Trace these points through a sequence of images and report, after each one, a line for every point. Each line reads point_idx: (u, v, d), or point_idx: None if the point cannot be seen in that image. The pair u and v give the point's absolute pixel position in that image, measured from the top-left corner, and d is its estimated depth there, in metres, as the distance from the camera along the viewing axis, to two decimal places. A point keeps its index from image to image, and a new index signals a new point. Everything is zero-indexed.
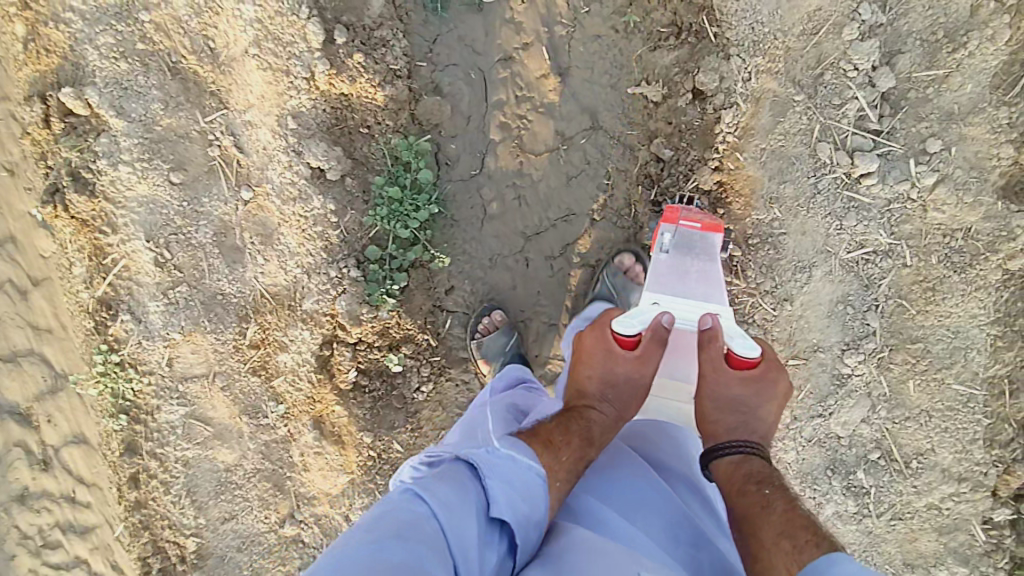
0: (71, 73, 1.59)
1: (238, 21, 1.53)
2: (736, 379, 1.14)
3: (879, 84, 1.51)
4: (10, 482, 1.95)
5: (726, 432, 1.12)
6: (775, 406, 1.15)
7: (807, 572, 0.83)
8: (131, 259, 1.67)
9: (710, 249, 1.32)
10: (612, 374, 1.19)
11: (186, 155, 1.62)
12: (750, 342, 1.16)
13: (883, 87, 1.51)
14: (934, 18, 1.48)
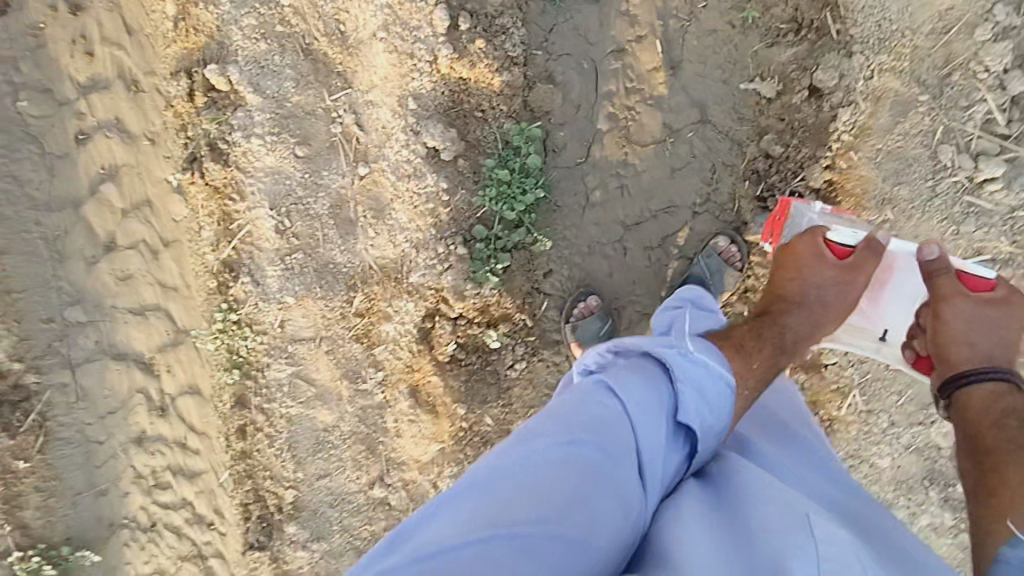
0: (216, 52, 1.72)
1: (370, 7, 1.63)
2: None
3: (1010, 87, 1.46)
4: (130, 424, 2.13)
5: None
6: None
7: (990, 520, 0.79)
8: (255, 225, 1.78)
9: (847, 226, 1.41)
10: None
11: (311, 131, 1.73)
12: None
13: (1014, 90, 1.46)
14: None
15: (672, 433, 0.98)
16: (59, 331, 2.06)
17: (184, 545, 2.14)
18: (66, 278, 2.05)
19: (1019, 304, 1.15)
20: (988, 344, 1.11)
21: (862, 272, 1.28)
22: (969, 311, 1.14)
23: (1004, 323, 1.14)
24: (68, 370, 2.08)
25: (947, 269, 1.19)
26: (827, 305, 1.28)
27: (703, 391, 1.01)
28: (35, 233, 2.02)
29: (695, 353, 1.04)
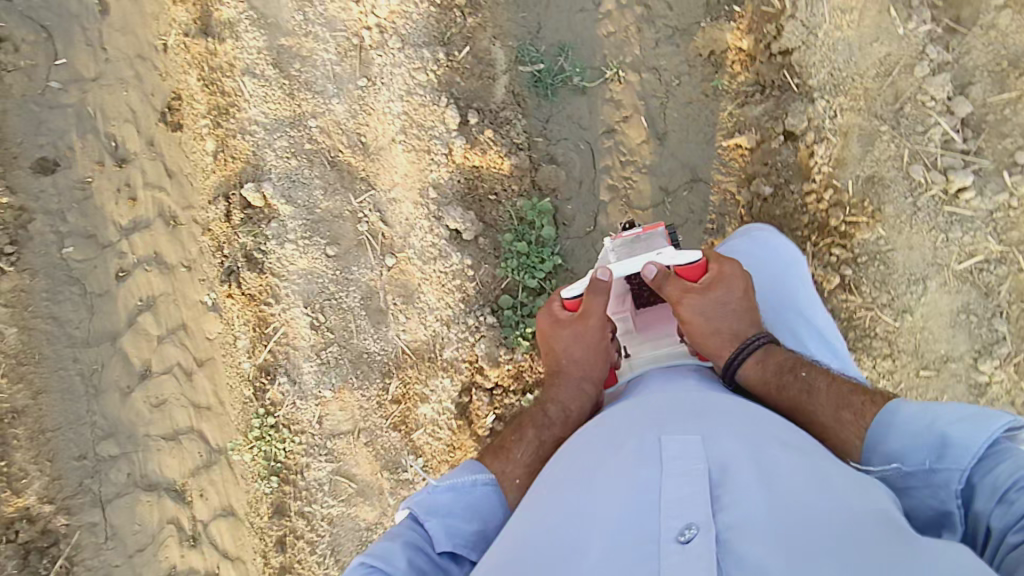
0: (253, 172, 1.90)
1: (388, 116, 1.85)
2: (701, 294, 1.25)
3: (957, 110, 1.67)
4: (160, 560, 2.03)
5: (730, 336, 1.25)
6: (740, 292, 1.28)
7: (879, 426, 1.04)
8: (291, 325, 1.86)
9: (656, 233, 1.37)
10: (569, 348, 1.31)
11: (340, 232, 1.87)
12: (686, 254, 1.27)
13: (961, 112, 1.66)
14: (996, 52, 1.67)
15: (440, 563, 1.03)
16: (89, 468, 2.04)
17: None
18: (99, 412, 2.07)
19: (729, 276, 1.28)
20: (732, 324, 1.25)
21: (592, 318, 1.29)
22: (699, 306, 1.24)
23: (728, 304, 1.26)
24: (97, 509, 2.03)
25: (668, 277, 1.26)
26: (579, 363, 1.30)
27: (455, 513, 1.07)
28: (73, 369, 2.08)
29: (438, 484, 1.09)
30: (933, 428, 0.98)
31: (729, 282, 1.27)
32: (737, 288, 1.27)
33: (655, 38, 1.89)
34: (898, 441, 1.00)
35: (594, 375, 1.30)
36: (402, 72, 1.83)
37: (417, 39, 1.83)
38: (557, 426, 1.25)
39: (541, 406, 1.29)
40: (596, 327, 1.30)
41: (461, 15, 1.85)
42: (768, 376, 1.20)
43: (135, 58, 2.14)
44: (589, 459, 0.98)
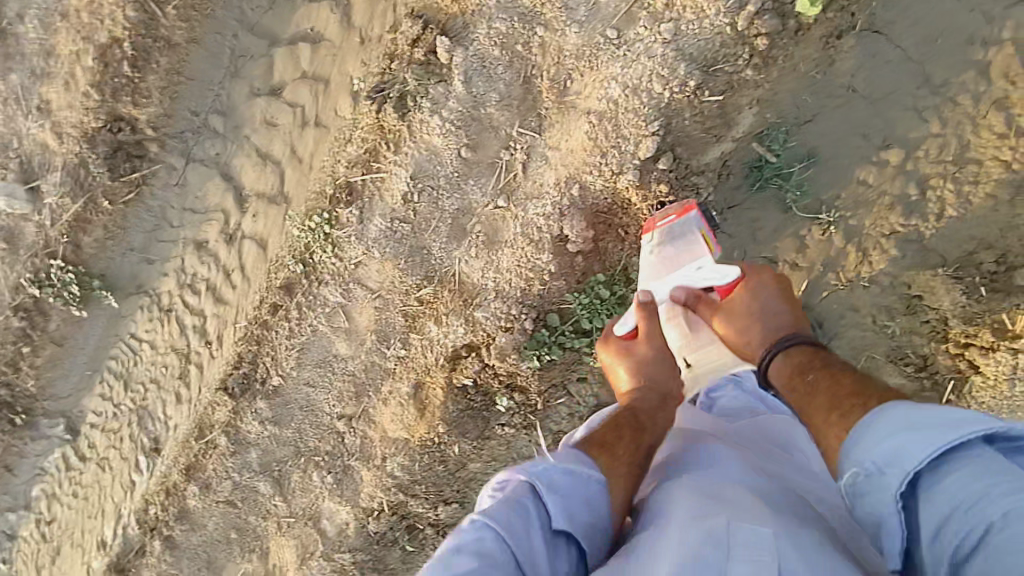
0: (458, 29, 1.78)
1: (602, 89, 1.66)
2: (733, 304, 1.47)
3: None
4: (200, 230, 2.34)
5: (761, 339, 1.41)
6: (770, 292, 1.46)
7: (862, 419, 1.03)
8: (390, 178, 1.92)
9: (690, 224, 1.56)
10: (639, 367, 1.43)
11: (484, 143, 1.81)
12: (715, 269, 1.51)
13: None
14: None
15: (554, 549, 0.98)
16: (194, 126, 2.26)
17: (180, 340, 2.41)
18: (226, 91, 2.23)
19: (752, 285, 1.47)
20: (761, 328, 1.42)
21: (653, 337, 1.46)
22: (730, 318, 1.47)
23: (761, 311, 1.44)
24: (182, 158, 2.29)
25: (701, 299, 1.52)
26: (655, 380, 1.42)
27: (571, 495, 1.03)
28: (228, 42, 2.19)
29: (557, 462, 1.06)
30: (897, 433, 0.94)
31: (757, 290, 1.47)
32: (766, 295, 1.45)
33: (897, 229, 1.61)
34: (864, 444, 0.97)
35: (671, 390, 1.42)
36: (646, 64, 1.60)
37: (686, 46, 1.56)
38: (648, 429, 1.30)
39: (633, 411, 1.33)
40: (660, 345, 1.46)
41: (747, 56, 1.56)
42: (785, 377, 1.31)
43: None
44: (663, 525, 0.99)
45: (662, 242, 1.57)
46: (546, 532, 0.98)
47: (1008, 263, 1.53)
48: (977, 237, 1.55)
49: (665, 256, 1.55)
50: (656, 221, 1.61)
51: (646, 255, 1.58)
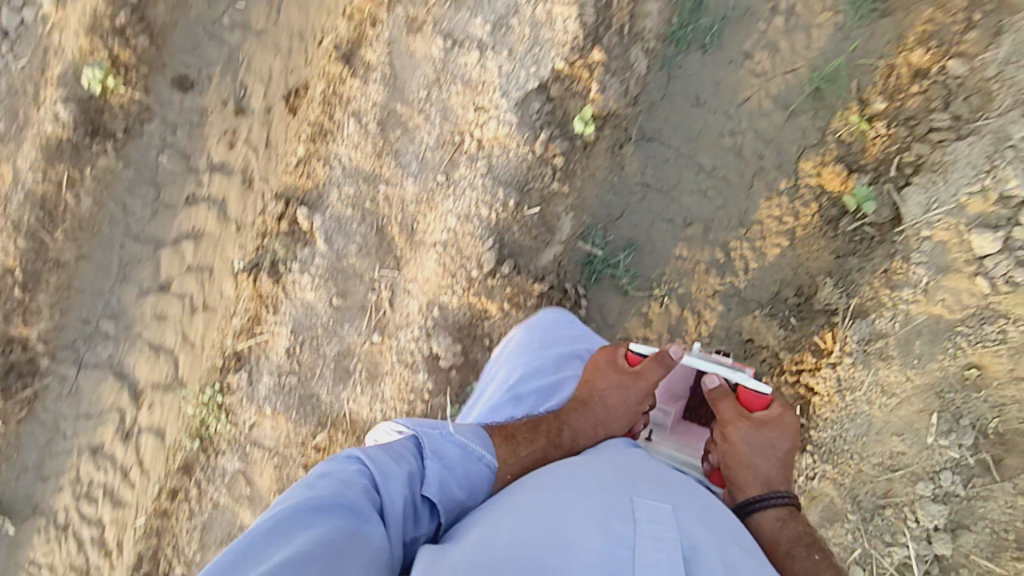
0: (314, 199, 2.05)
1: (442, 222, 1.93)
2: (753, 426, 1.37)
3: (935, 544, 1.66)
4: (96, 434, 2.36)
5: (760, 481, 1.33)
6: (787, 444, 1.38)
7: None
8: (273, 338, 2.05)
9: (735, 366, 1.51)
10: (606, 396, 1.46)
11: (352, 289, 2.02)
12: (760, 388, 1.41)
13: (937, 548, 1.65)
14: (1013, 519, 1.61)
15: (419, 508, 1.20)
16: (86, 333, 2.36)
17: (79, 557, 2.33)
18: (116, 296, 2.37)
19: (778, 425, 1.39)
20: (767, 468, 1.34)
21: (644, 378, 1.45)
22: (748, 434, 1.35)
23: (773, 452, 1.35)
24: (74, 367, 2.36)
25: (727, 395, 1.43)
26: (607, 409, 1.44)
27: (455, 469, 1.25)
28: (116, 253, 2.37)
29: (454, 436, 1.31)
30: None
31: (780, 430, 1.38)
32: (782, 442, 1.37)
33: (717, 288, 1.87)
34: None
35: (608, 421, 1.44)
36: (472, 195, 1.89)
37: (501, 174, 1.87)
38: (561, 445, 1.39)
39: (559, 423, 1.42)
40: (644, 390, 1.45)
41: (551, 173, 1.87)
42: (779, 536, 1.26)
43: (297, 33, 2.31)
44: (589, 475, 1.18)
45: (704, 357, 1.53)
46: (417, 488, 1.21)
47: (806, 293, 1.81)
48: (779, 280, 1.84)
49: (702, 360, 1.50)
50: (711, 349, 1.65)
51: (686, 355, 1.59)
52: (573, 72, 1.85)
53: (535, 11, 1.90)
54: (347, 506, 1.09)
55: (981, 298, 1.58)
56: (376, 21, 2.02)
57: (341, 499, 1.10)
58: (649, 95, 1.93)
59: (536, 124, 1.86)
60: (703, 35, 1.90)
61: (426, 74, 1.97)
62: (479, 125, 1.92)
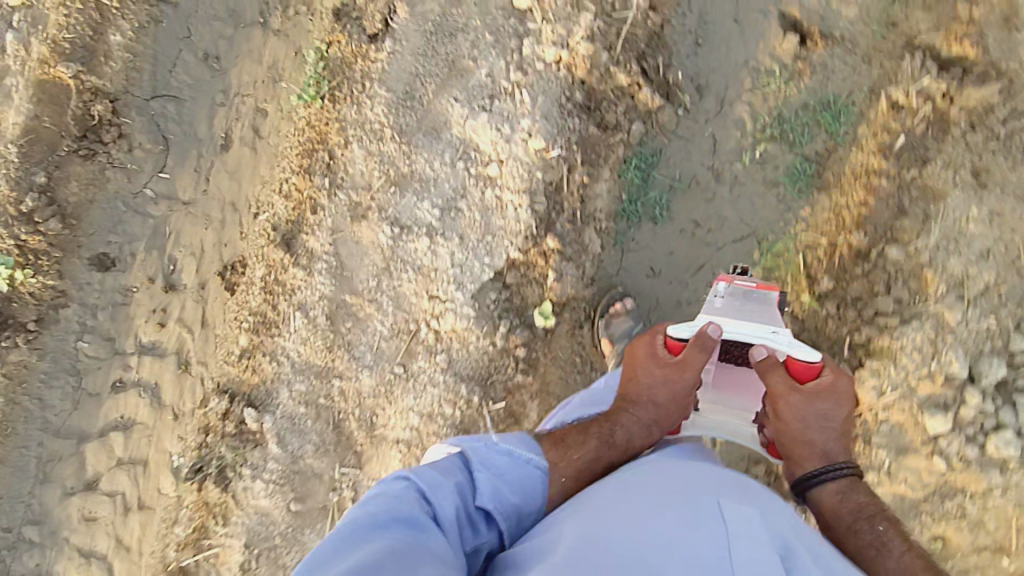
0: (262, 397, 1.93)
1: (403, 417, 1.86)
2: (807, 398, 1.37)
3: None
4: None
5: (816, 453, 1.38)
6: (844, 406, 1.39)
7: None
8: (224, 550, 1.90)
9: (767, 299, 1.49)
10: (653, 391, 1.45)
11: (311, 490, 1.90)
12: (808, 352, 1.36)
13: None
14: None
15: (474, 518, 1.21)
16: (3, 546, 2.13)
17: None
18: (37, 498, 2.14)
19: (835, 390, 1.38)
20: (826, 439, 1.39)
21: (690, 368, 1.41)
22: (800, 407, 1.37)
23: (831, 421, 1.38)
24: None
25: (776, 365, 1.38)
26: (657, 407, 1.45)
27: (505, 477, 1.29)
28: (33, 451, 2.15)
29: (499, 445, 1.34)
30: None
31: (835, 395, 1.38)
32: (840, 403, 1.39)
33: None
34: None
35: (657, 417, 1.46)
36: (434, 392, 1.83)
37: (462, 368, 1.83)
38: (616, 447, 1.42)
39: (612, 424, 1.44)
40: (690, 379, 1.42)
41: (514, 364, 1.84)
42: (842, 509, 1.34)
43: (229, 203, 2.18)
44: (663, 482, 1.19)
45: (730, 292, 1.50)
46: (470, 501, 1.23)
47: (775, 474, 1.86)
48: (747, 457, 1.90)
49: (734, 302, 1.48)
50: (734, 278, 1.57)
51: (715, 295, 1.50)
52: (529, 259, 1.84)
53: (486, 196, 1.87)
54: (407, 518, 1.08)
55: (940, 473, 1.67)
56: (317, 207, 1.94)
57: (400, 510, 1.10)
58: (605, 272, 1.92)
59: (495, 314, 1.83)
60: (653, 207, 1.92)
61: (374, 262, 1.89)
62: (437, 316, 1.86)
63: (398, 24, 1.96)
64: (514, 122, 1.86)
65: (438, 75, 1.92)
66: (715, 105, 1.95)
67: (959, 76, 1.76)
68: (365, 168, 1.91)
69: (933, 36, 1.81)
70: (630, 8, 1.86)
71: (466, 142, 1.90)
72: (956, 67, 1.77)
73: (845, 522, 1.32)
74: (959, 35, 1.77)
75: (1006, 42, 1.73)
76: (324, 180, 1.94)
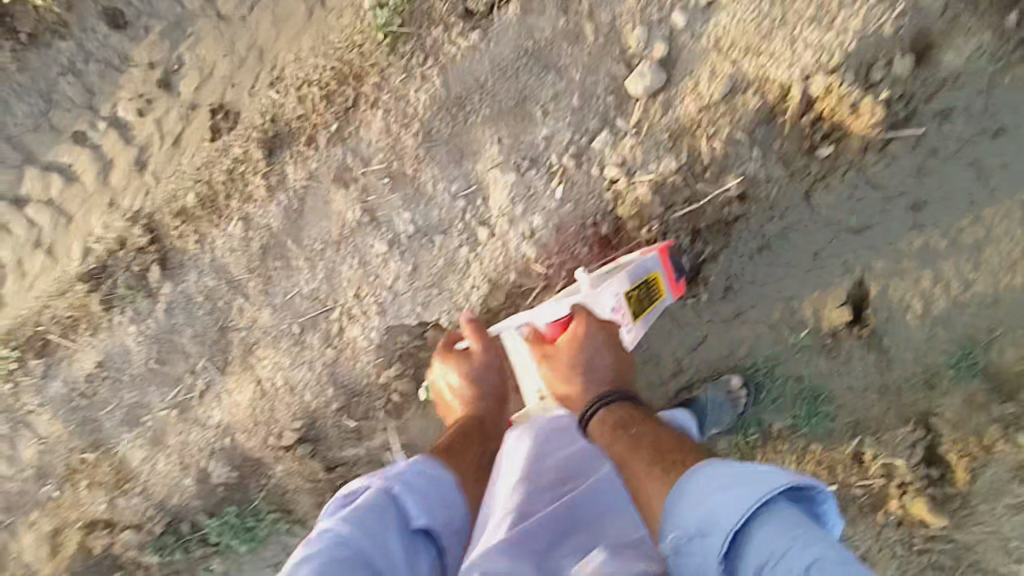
0: (176, 262, 1.95)
1: (275, 368, 1.89)
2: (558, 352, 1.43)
3: None
4: None
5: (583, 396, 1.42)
6: (601, 350, 1.42)
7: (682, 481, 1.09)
8: (81, 353, 2.03)
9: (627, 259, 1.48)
10: (467, 382, 1.54)
11: (173, 361, 1.98)
12: (560, 307, 1.45)
13: None
14: None
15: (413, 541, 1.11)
16: None
17: None
18: None
19: (582, 335, 1.41)
20: (586, 381, 1.42)
21: (480, 354, 1.55)
22: (557, 364, 1.43)
23: (590, 363, 1.41)
24: None
25: (541, 335, 1.48)
26: (486, 390, 1.54)
27: (428, 496, 1.17)
28: None
29: (411, 466, 1.21)
30: (712, 493, 1.01)
31: (582, 344, 1.41)
32: (596, 344, 1.41)
33: None
34: (683, 510, 1.04)
35: (495, 391, 1.55)
36: (307, 373, 1.87)
37: (340, 375, 1.85)
38: (493, 437, 1.49)
39: (470, 421, 1.49)
40: (487, 360, 1.56)
41: (383, 400, 1.86)
42: (605, 437, 1.33)
43: (257, 46, 1.98)
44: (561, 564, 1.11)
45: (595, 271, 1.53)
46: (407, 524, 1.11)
47: None
48: None
49: (583, 278, 1.51)
50: (625, 255, 1.57)
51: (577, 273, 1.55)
52: (454, 332, 1.78)
53: (459, 253, 1.74)
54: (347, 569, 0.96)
55: None
56: (313, 140, 1.79)
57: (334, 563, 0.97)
58: None
59: (395, 354, 1.82)
60: None
61: (331, 229, 1.81)
62: (349, 316, 1.83)
63: (499, 19, 1.64)
64: (529, 205, 1.67)
65: (500, 102, 1.67)
66: (727, 312, 1.69)
67: (931, 478, 1.60)
68: (375, 141, 1.74)
69: (944, 427, 1.59)
70: (719, 184, 1.58)
71: (480, 185, 1.71)
72: (937, 469, 1.60)
73: (608, 441, 1.31)
74: (967, 450, 1.58)
75: (1000, 484, 1.57)
76: (335, 122, 1.77)
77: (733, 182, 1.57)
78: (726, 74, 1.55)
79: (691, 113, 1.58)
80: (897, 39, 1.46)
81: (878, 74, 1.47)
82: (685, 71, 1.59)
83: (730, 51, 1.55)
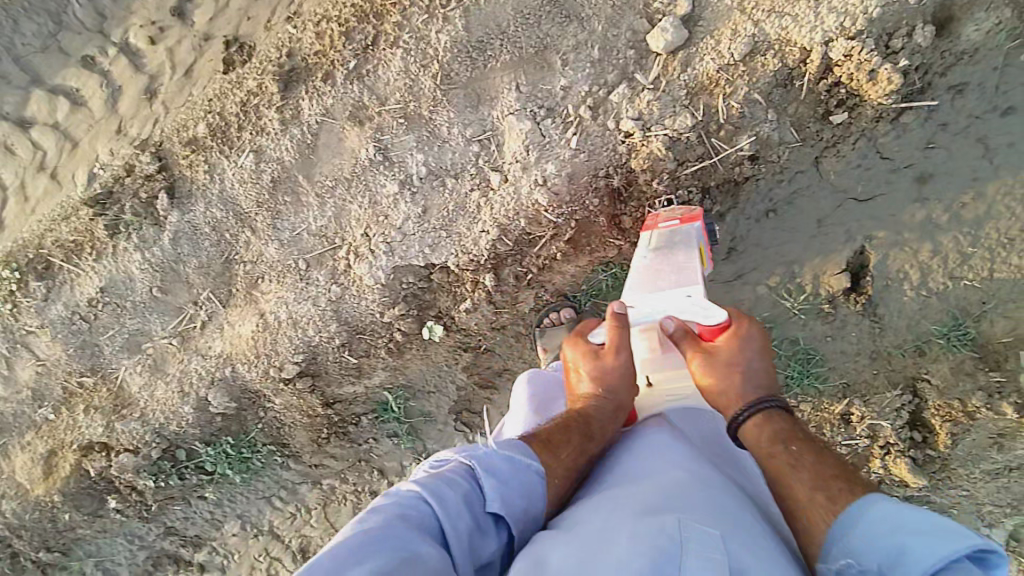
0: (184, 191, 1.94)
1: (278, 302, 1.90)
2: (721, 350, 1.28)
3: None
4: None
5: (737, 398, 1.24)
6: (761, 356, 1.28)
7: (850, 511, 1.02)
8: (83, 278, 2.02)
9: (689, 235, 1.49)
10: (599, 371, 1.28)
11: (176, 290, 1.99)
12: (712, 312, 1.32)
13: None
14: None
15: (483, 524, 0.98)
16: None
17: None
18: None
19: (744, 335, 1.29)
20: (742, 383, 1.25)
21: (621, 350, 1.29)
22: (717, 362, 1.26)
23: (748, 363, 1.27)
24: None
25: (685, 334, 1.31)
26: (613, 391, 1.26)
27: (512, 484, 1.03)
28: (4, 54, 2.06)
29: (496, 450, 1.07)
30: (897, 530, 0.94)
31: (744, 343, 1.28)
32: (754, 347, 1.29)
33: None
34: (859, 541, 0.97)
35: (625, 403, 1.27)
36: (312, 309, 1.88)
37: (344, 313, 1.87)
38: (600, 441, 1.21)
39: (586, 418, 1.22)
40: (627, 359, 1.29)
41: (385, 338, 1.89)
42: (760, 441, 1.19)
43: None
44: (611, 500, 1.04)
45: (657, 246, 1.48)
46: (480, 509, 0.98)
47: None
48: None
49: (664, 258, 1.44)
50: (658, 221, 1.55)
51: (642, 253, 1.46)
52: (460, 275, 1.81)
53: (470, 197, 1.75)
54: (395, 540, 0.86)
55: None
56: (329, 76, 1.78)
57: (389, 534, 0.87)
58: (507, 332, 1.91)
59: (400, 295, 1.83)
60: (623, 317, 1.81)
61: (342, 166, 1.81)
62: (357, 255, 1.83)
63: None
64: (544, 153, 1.68)
65: (520, 49, 1.67)
66: (729, 274, 1.75)
67: (914, 440, 1.68)
68: (392, 81, 1.74)
69: (931, 393, 1.63)
70: (731, 143, 1.61)
71: (495, 131, 1.72)
72: (920, 432, 1.67)
73: (765, 453, 1.17)
74: (950, 416, 1.63)
75: (979, 450, 1.64)
76: (352, 59, 1.76)
77: (746, 142, 1.61)
78: (747, 33, 1.55)
79: (711, 71, 1.58)
80: (921, 9, 1.47)
81: (899, 42, 1.50)
82: (707, 30, 1.59)
83: (753, 11, 1.56)
